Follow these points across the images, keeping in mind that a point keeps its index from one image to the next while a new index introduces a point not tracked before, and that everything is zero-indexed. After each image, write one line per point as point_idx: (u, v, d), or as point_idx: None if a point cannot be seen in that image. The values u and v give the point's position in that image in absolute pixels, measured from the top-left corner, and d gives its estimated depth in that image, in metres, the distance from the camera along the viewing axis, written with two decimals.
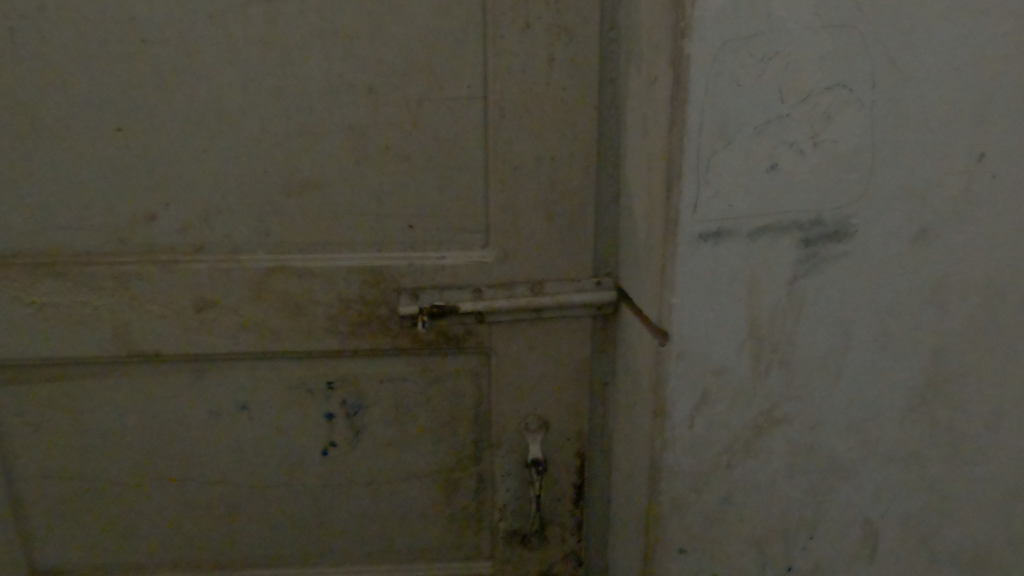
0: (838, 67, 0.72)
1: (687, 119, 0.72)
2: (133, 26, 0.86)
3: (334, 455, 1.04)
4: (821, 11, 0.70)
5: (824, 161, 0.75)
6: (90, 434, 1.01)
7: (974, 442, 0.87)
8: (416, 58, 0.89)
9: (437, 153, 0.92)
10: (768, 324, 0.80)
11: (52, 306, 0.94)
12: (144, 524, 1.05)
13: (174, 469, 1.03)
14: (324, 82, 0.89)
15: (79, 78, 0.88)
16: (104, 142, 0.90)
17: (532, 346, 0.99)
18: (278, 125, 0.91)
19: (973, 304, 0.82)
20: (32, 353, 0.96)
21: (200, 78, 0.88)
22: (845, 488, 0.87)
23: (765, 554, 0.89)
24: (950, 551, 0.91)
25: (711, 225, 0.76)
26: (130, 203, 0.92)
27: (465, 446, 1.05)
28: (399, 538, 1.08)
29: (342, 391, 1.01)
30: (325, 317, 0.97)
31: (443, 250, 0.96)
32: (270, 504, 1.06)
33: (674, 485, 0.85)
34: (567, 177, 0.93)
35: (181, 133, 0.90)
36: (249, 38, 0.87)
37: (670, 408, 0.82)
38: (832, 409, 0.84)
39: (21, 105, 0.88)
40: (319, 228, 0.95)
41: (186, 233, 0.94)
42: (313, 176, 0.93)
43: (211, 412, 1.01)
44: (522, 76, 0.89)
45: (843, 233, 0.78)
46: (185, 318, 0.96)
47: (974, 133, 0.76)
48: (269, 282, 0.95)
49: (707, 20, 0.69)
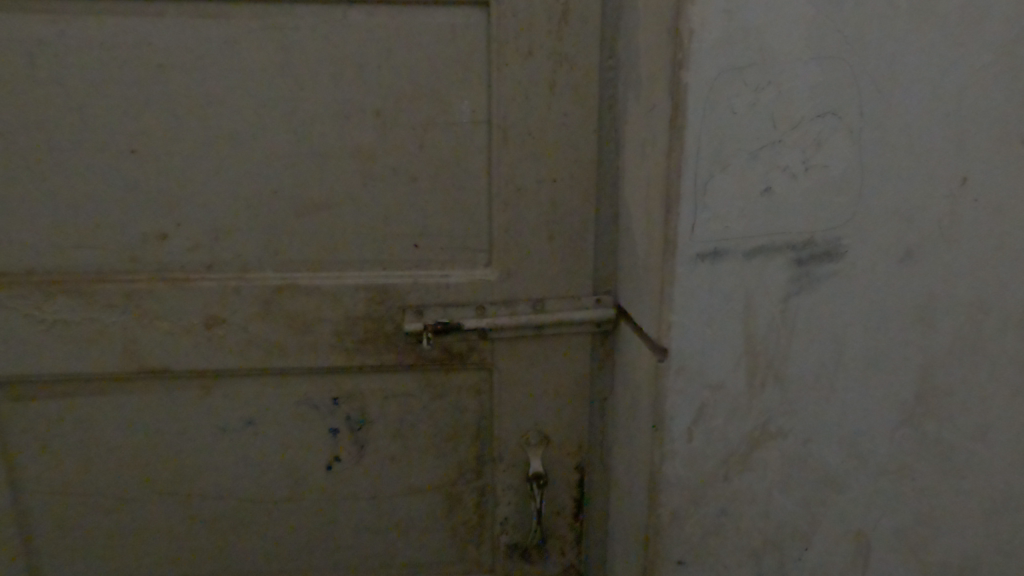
0: (827, 96, 0.76)
1: (684, 145, 0.75)
2: (149, 52, 0.89)
3: (338, 470, 1.06)
4: (811, 44, 0.74)
5: (815, 186, 0.79)
6: (98, 449, 1.03)
7: (961, 456, 0.90)
8: (424, 84, 0.92)
9: (443, 175, 0.96)
10: (763, 341, 0.83)
11: (64, 322, 0.96)
12: (150, 537, 1.07)
13: (181, 484, 1.05)
14: (333, 106, 0.93)
15: (96, 100, 0.90)
16: (119, 163, 0.93)
17: (534, 362, 1.02)
18: (287, 147, 0.94)
19: (959, 322, 0.85)
20: (42, 368, 0.98)
21: (214, 102, 0.91)
22: (838, 501, 0.90)
23: (761, 566, 0.91)
24: (940, 562, 0.94)
25: (707, 246, 0.79)
26: (143, 222, 0.95)
27: (467, 461, 1.07)
28: (401, 551, 1.10)
29: (347, 407, 1.03)
30: (332, 333, 0.99)
31: (447, 268, 0.99)
32: (274, 518, 1.07)
33: (672, 498, 0.87)
34: (568, 198, 0.96)
35: (193, 154, 0.93)
36: (262, 63, 0.91)
37: (669, 422, 0.84)
38: (825, 424, 0.86)
39: (40, 128, 0.91)
40: (327, 247, 0.97)
41: (196, 252, 0.96)
42: (320, 197, 0.95)
43: (219, 427, 1.03)
44: (525, 101, 0.92)
45: (834, 254, 0.81)
46: (194, 334, 0.98)
47: (957, 159, 0.80)
48: (277, 299, 0.97)
49: (703, 51, 0.73)
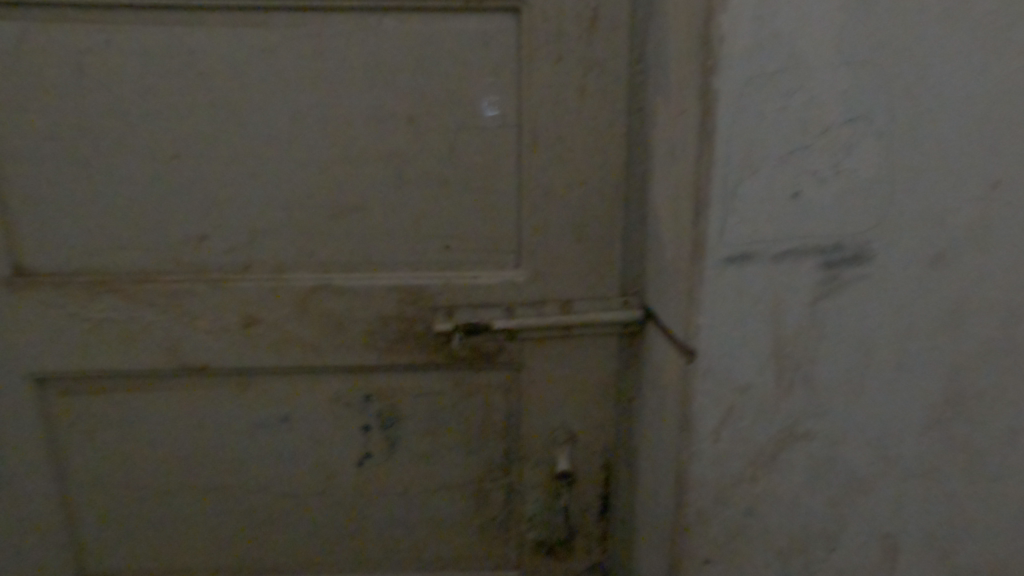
0: (857, 101, 0.76)
1: (714, 149, 0.76)
2: (191, 58, 0.92)
3: (369, 467, 1.08)
4: (842, 50, 0.75)
5: (844, 189, 0.79)
6: (138, 444, 1.06)
7: (990, 459, 0.90)
8: (456, 88, 0.94)
9: (474, 178, 0.97)
10: (791, 343, 0.84)
11: (107, 321, 0.99)
12: (187, 530, 1.10)
13: (218, 480, 1.08)
14: (367, 111, 0.95)
15: (139, 106, 0.93)
16: (162, 169, 0.96)
17: (561, 362, 1.03)
18: (323, 151, 0.96)
19: (989, 325, 0.85)
20: (87, 366, 1.01)
21: (253, 110, 0.94)
22: (865, 503, 0.90)
23: (788, 566, 0.92)
24: (969, 564, 0.94)
25: (736, 249, 0.80)
26: (183, 224, 0.98)
27: (495, 459, 1.09)
28: (430, 546, 1.12)
29: (378, 405, 1.06)
30: (364, 333, 1.01)
31: (477, 270, 1.01)
32: (306, 511, 1.10)
33: (699, 498, 0.88)
34: (596, 201, 0.97)
35: (231, 157, 0.96)
36: (299, 71, 0.93)
37: (696, 423, 0.85)
38: (852, 426, 0.87)
39: (85, 133, 0.94)
40: (361, 248, 0.99)
41: (234, 253, 0.99)
42: (353, 199, 0.98)
43: (254, 424, 1.06)
44: (554, 106, 0.94)
45: (862, 257, 0.82)
46: (231, 333, 1.01)
47: (987, 163, 0.80)
48: (312, 299, 1.00)
49: (734, 57, 0.74)
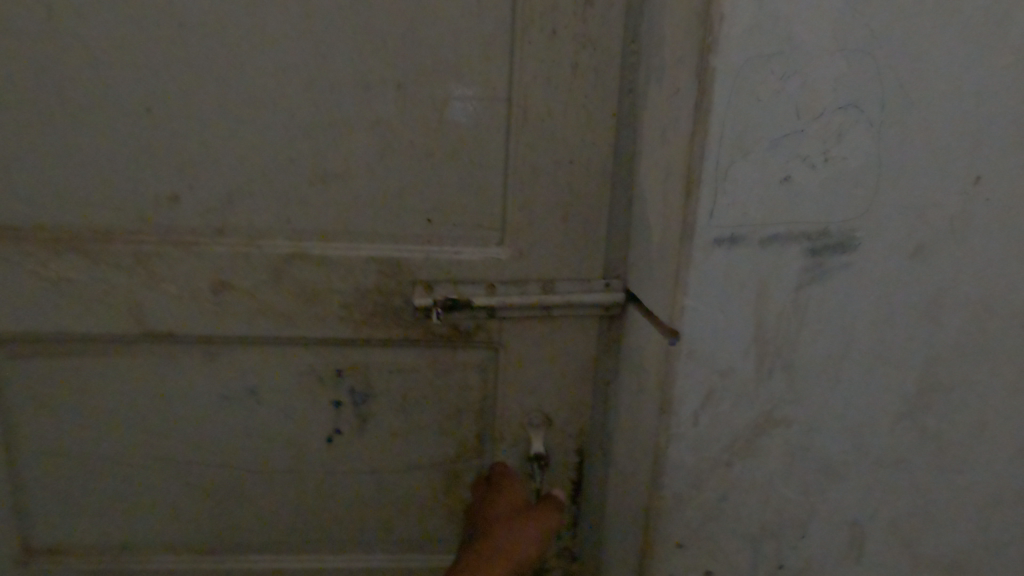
0: (851, 89, 0.77)
1: (709, 129, 0.76)
2: (170, 9, 0.88)
3: (338, 443, 1.06)
4: (839, 36, 0.75)
5: (833, 177, 0.80)
6: (96, 411, 1.01)
7: (957, 451, 0.92)
8: (446, 57, 0.92)
9: (460, 151, 0.95)
10: (773, 328, 0.84)
11: (68, 280, 0.95)
12: (145, 502, 1.06)
13: (179, 453, 1.04)
14: (353, 75, 0.92)
15: (111, 56, 0.89)
16: (134, 124, 0.91)
17: (540, 343, 1.02)
18: (305, 115, 0.93)
19: (964, 319, 0.87)
20: (44, 327, 0.96)
21: (233, 68, 0.91)
22: (836, 490, 0.91)
23: (758, 551, 0.92)
24: (931, 553, 0.96)
25: (725, 231, 0.79)
26: (154, 183, 0.94)
27: (469, 439, 1.07)
28: (400, 526, 1.11)
29: (351, 380, 1.03)
30: (341, 305, 0.99)
31: (459, 245, 0.99)
32: (272, 487, 1.07)
33: (675, 481, 0.88)
34: (583, 180, 0.97)
35: (209, 116, 0.92)
36: (284, 30, 0.90)
37: (676, 405, 0.85)
38: (829, 413, 0.88)
39: (51, 80, 0.89)
40: (339, 218, 0.97)
41: (207, 216, 0.95)
42: (334, 166, 0.95)
43: (220, 395, 1.02)
44: (546, 81, 0.92)
45: (847, 245, 0.82)
46: (200, 299, 0.97)
47: (970, 158, 0.82)
48: (288, 268, 0.97)
49: (733, 37, 0.73)
